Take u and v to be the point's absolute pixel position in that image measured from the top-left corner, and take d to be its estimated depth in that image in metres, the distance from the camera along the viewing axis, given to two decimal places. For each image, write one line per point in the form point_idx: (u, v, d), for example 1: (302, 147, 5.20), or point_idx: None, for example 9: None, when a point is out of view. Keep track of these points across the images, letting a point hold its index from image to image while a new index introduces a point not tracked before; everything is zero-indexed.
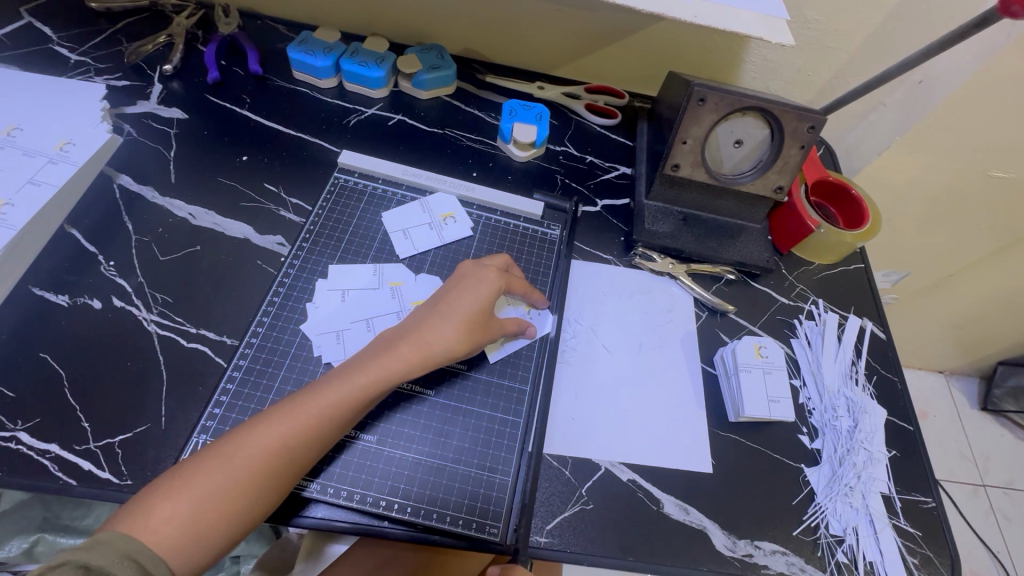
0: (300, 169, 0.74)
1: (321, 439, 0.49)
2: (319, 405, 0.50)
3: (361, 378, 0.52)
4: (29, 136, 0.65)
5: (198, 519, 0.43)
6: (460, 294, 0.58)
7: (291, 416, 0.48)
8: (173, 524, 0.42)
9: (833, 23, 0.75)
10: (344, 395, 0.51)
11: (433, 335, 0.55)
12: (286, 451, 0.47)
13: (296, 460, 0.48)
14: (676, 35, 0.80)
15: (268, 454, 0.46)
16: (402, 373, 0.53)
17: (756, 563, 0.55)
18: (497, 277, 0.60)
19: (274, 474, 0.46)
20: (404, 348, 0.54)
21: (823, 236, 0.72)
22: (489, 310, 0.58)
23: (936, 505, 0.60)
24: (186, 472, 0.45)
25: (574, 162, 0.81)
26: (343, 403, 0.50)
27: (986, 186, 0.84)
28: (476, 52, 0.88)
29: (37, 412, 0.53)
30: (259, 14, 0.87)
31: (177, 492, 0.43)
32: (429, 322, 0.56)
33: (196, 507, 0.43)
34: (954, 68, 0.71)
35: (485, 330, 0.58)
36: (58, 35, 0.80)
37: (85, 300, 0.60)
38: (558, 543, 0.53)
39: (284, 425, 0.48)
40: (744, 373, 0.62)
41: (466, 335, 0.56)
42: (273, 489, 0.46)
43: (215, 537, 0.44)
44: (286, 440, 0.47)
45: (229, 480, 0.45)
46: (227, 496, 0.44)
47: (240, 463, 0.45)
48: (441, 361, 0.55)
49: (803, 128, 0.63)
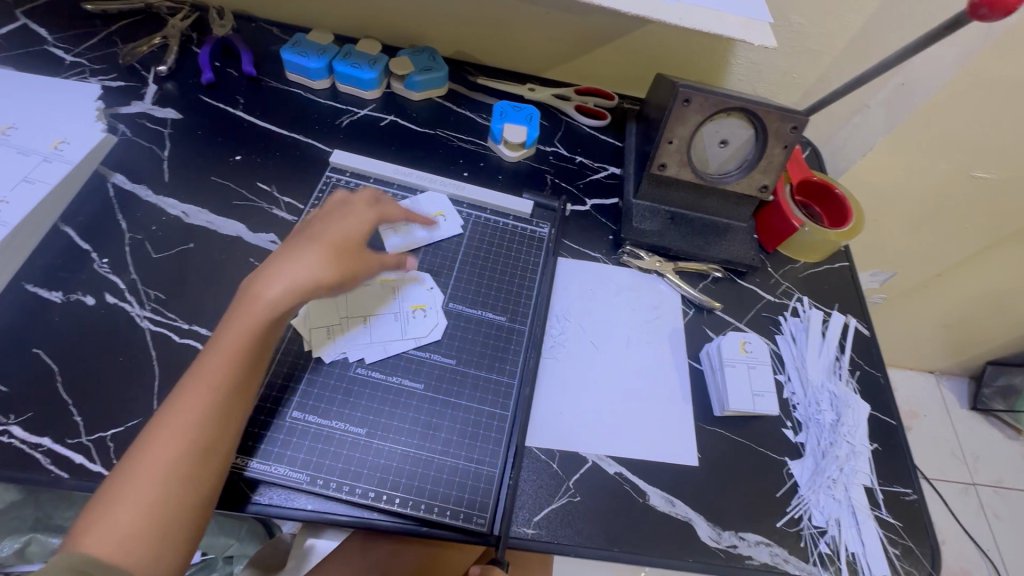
0: (293, 169, 0.75)
1: (222, 407, 0.49)
2: (206, 373, 0.50)
3: (239, 326, 0.52)
4: (23, 135, 0.66)
5: (136, 523, 0.44)
6: (321, 227, 0.59)
7: (191, 395, 0.49)
8: (116, 533, 0.43)
9: (816, 27, 0.77)
10: (222, 356, 0.51)
11: (298, 265, 0.55)
12: (189, 428, 0.47)
13: (206, 434, 0.48)
14: (664, 38, 0.82)
15: (176, 436, 0.47)
16: (276, 308, 0.53)
17: (740, 554, 0.56)
18: (367, 207, 0.63)
19: (188, 454, 0.47)
20: (268, 285, 0.54)
21: (807, 235, 0.74)
22: (352, 235, 0.59)
23: (917, 497, 0.61)
24: (108, 486, 0.45)
25: (564, 162, 0.83)
26: (222, 364, 0.50)
27: (968, 186, 0.85)
28: (467, 54, 0.90)
29: (30, 407, 0.53)
30: (254, 16, 0.89)
31: (105, 507, 0.44)
32: (289, 257, 0.56)
33: (128, 512, 0.44)
34: (933, 70, 0.73)
35: (352, 252, 0.58)
36: (53, 36, 0.81)
37: (79, 296, 0.60)
38: (545, 534, 0.54)
39: (181, 407, 0.48)
40: (729, 368, 0.63)
41: (330, 257, 0.56)
42: (193, 473, 0.46)
43: (163, 534, 0.44)
44: (192, 416, 0.48)
45: (150, 476, 0.45)
46: (153, 492, 0.45)
47: (155, 457, 0.46)
48: (314, 287, 0.55)
49: (786, 129, 0.65)
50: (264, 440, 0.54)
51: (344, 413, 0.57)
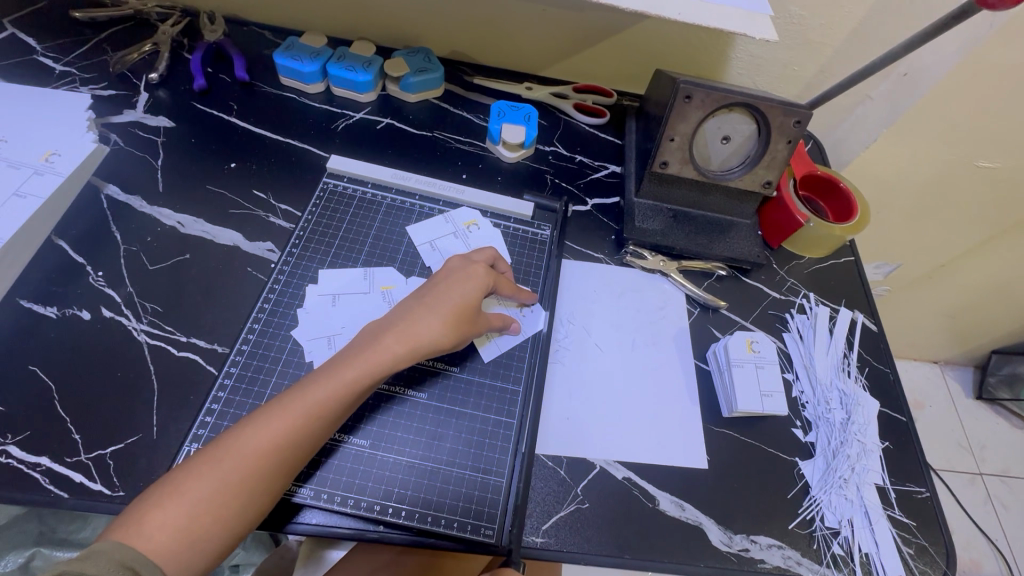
0: (289, 175, 0.74)
1: (313, 440, 0.49)
2: (308, 404, 0.49)
3: (325, 386, 0.50)
4: (14, 148, 0.65)
5: (191, 526, 0.43)
6: (449, 289, 0.58)
7: (281, 417, 0.48)
8: (170, 532, 0.42)
9: (817, 18, 0.75)
10: (332, 392, 0.50)
11: (419, 326, 0.55)
12: (278, 451, 0.47)
13: (288, 461, 0.47)
14: (662, 33, 0.81)
15: (257, 453, 0.46)
16: (387, 366, 0.52)
17: (752, 558, 0.55)
18: (485, 273, 0.60)
19: (269, 475, 0.46)
20: (387, 340, 0.53)
21: (812, 230, 0.72)
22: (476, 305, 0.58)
23: (930, 495, 0.60)
24: (177, 479, 0.44)
25: (564, 162, 0.81)
26: (330, 400, 0.49)
27: (974, 176, 0.84)
28: (462, 54, 0.88)
29: (27, 426, 0.53)
30: (245, 20, 0.87)
31: (168, 500, 0.43)
32: (408, 313, 0.55)
33: (190, 512, 0.43)
34: (938, 60, 0.72)
35: (472, 324, 0.58)
36: (42, 45, 0.80)
37: (74, 311, 0.59)
38: (555, 543, 0.53)
39: (272, 427, 0.47)
40: (737, 368, 0.62)
41: (449, 327, 0.56)
42: (265, 490, 0.46)
43: (212, 543, 0.44)
44: (279, 439, 0.47)
45: (219, 485, 0.44)
46: (217, 501, 0.44)
47: (232, 467, 0.45)
48: (426, 354, 0.55)
49: (790, 123, 0.64)
50: None
51: (348, 424, 0.56)
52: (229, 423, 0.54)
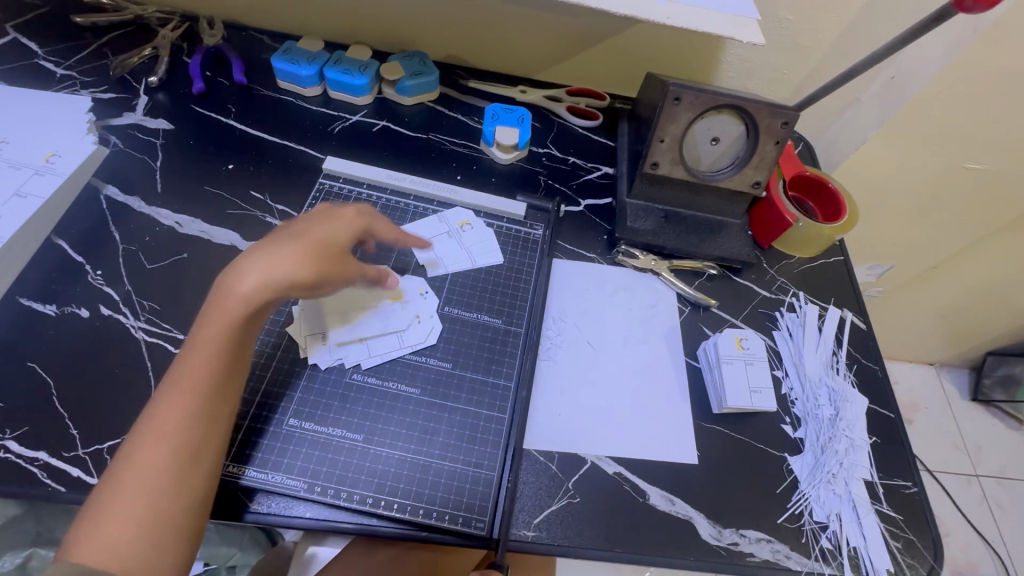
0: (286, 176, 0.75)
1: (206, 408, 0.48)
2: (187, 376, 0.49)
3: (202, 350, 0.49)
4: (15, 149, 0.66)
5: (125, 531, 0.43)
6: (312, 227, 0.56)
7: (169, 399, 0.48)
8: (103, 544, 0.42)
9: (805, 22, 0.77)
10: (202, 356, 0.49)
11: (276, 262, 0.52)
12: (176, 430, 0.46)
13: (194, 436, 0.47)
14: (653, 37, 0.82)
15: (163, 439, 0.46)
16: (248, 308, 0.51)
17: (741, 551, 0.56)
18: (356, 217, 0.59)
19: (181, 453, 0.46)
20: (244, 281, 0.51)
21: (801, 230, 0.74)
22: (343, 238, 0.57)
23: (917, 490, 0.61)
24: (98, 496, 0.44)
25: (557, 163, 0.83)
26: (202, 364, 0.49)
27: (962, 177, 0.86)
28: (458, 58, 0.90)
29: (25, 422, 0.53)
30: (244, 25, 0.89)
31: (92, 516, 0.43)
32: (266, 248, 0.53)
33: (117, 520, 0.43)
34: (924, 63, 0.73)
35: (336, 257, 0.55)
36: (44, 49, 0.81)
37: (73, 309, 0.60)
38: (546, 536, 0.54)
39: (162, 412, 0.47)
40: (726, 364, 0.63)
41: (309, 258, 0.53)
42: (185, 475, 0.46)
43: (156, 542, 0.43)
44: (174, 418, 0.47)
45: (136, 484, 0.44)
46: (141, 500, 0.44)
47: (145, 464, 0.45)
48: (294, 286, 0.52)
49: (777, 125, 0.65)
50: (280, 446, 0.55)
51: (341, 418, 0.57)
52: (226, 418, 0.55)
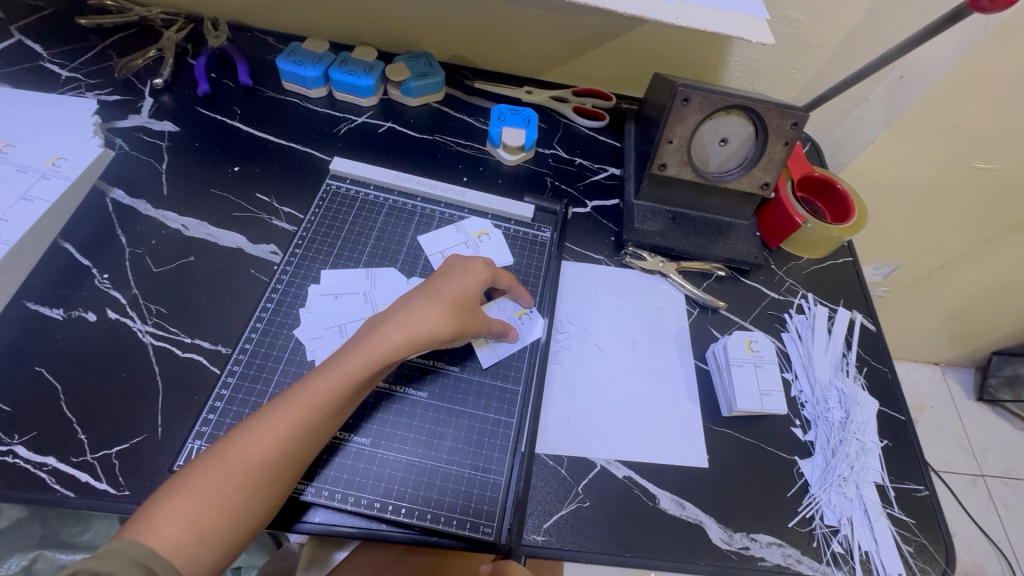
0: (292, 178, 0.74)
1: (314, 434, 0.49)
2: (307, 398, 0.49)
3: (328, 379, 0.50)
4: (22, 152, 0.66)
5: (203, 519, 0.44)
6: (449, 281, 0.58)
7: (284, 410, 0.49)
8: (179, 526, 0.43)
9: (814, 22, 0.76)
10: (334, 385, 0.50)
11: (419, 317, 0.54)
12: (282, 445, 0.47)
13: (293, 453, 0.48)
14: (661, 37, 0.81)
15: (272, 443, 0.47)
16: (388, 356, 0.52)
17: (752, 556, 0.55)
18: (485, 270, 0.60)
19: (272, 468, 0.47)
20: (389, 330, 0.53)
21: (810, 230, 0.73)
22: (474, 297, 0.58)
23: (929, 493, 0.61)
24: (188, 476, 0.45)
25: (563, 164, 0.82)
26: (332, 392, 0.50)
27: (971, 177, 0.85)
28: (463, 59, 0.89)
29: (33, 426, 0.53)
30: (248, 26, 0.88)
31: (181, 495, 0.44)
32: (413, 302, 0.56)
33: (201, 506, 0.44)
34: (934, 63, 0.73)
35: (470, 314, 0.57)
36: (49, 51, 0.81)
37: (80, 313, 0.60)
38: (556, 541, 0.53)
39: (274, 421, 0.48)
40: (736, 367, 0.62)
41: (449, 317, 0.55)
42: (275, 482, 0.47)
43: (222, 537, 0.44)
44: (285, 433, 0.48)
45: (229, 478, 0.45)
46: (228, 495, 0.45)
47: (244, 461, 0.46)
48: (425, 342, 0.54)
49: (787, 125, 0.64)
50: None
51: (348, 422, 0.56)
52: (232, 421, 0.55)
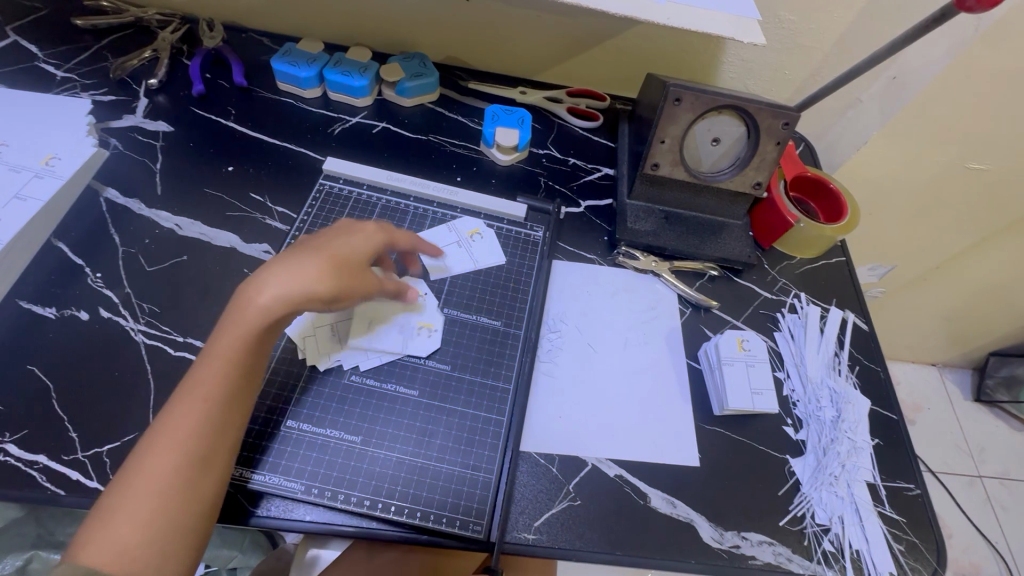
0: (286, 178, 0.75)
1: (221, 418, 0.49)
2: (197, 390, 0.48)
3: (217, 360, 0.50)
4: (16, 152, 0.66)
5: (131, 536, 0.43)
6: (338, 241, 0.57)
7: (179, 410, 0.48)
8: (107, 550, 0.42)
9: (807, 22, 0.76)
10: (217, 366, 0.49)
11: (287, 275, 0.51)
12: (185, 443, 0.47)
13: (200, 447, 0.47)
14: (654, 38, 0.82)
15: (182, 441, 0.47)
16: (261, 321, 0.50)
17: (743, 554, 0.55)
18: (377, 231, 0.59)
19: (192, 466, 0.46)
20: (258, 296, 0.51)
21: (803, 230, 0.73)
22: (359, 249, 0.57)
23: (920, 492, 0.61)
24: (106, 500, 0.44)
25: (557, 164, 0.82)
26: (218, 374, 0.49)
27: (965, 178, 0.85)
28: (458, 60, 0.90)
29: (25, 425, 0.53)
30: (244, 27, 0.89)
31: (104, 519, 0.43)
32: (287, 263, 0.52)
33: (125, 525, 0.43)
34: (926, 63, 0.73)
35: (355, 272, 0.55)
36: (44, 52, 0.81)
37: (73, 312, 0.60)
38: (546, 539, 0.54)
39: (167, 424, 0.47)
40: (727, 366, 0.63)
41: (329, 273, 0.53)
42: (198, 483, 0.46)
43: (167, 541, 0.44)
44: (185, 431, 0.47)
45: (153, 488, 0.45)
46: (149, 507, 0.44)
47: (155, 471, 0.45)
48: (312, 300, 0.52)
49: (778, 125, 0.65)
50: (277, 449, 0.54)
51: (338, 421, 0.57)
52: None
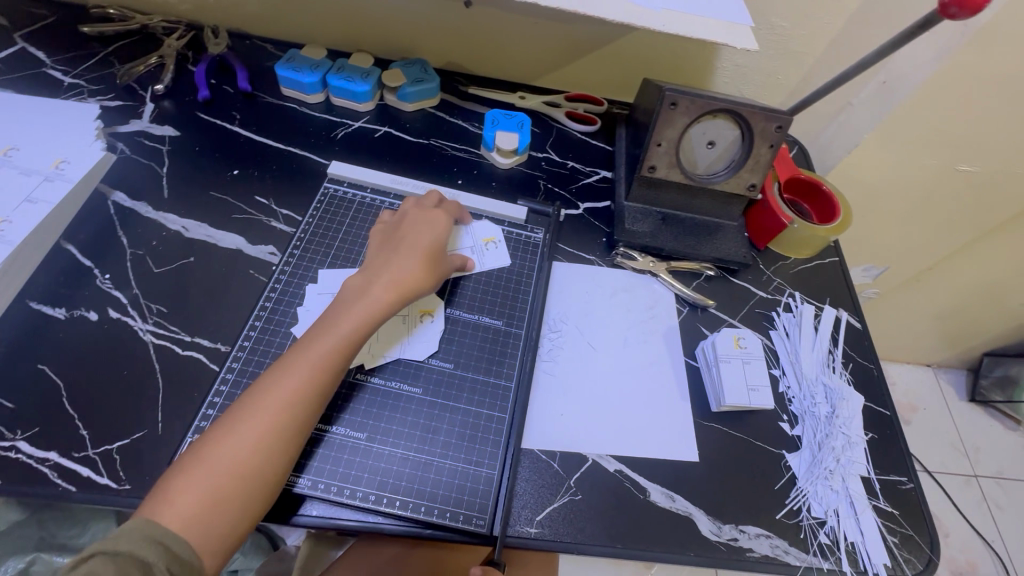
0: (290, 182, 0.76)
1: (318, 396, 0.52)
2: (306, 362, 0.52)
3: (322, 344, 0.54)
4: (26, 156, 0.67)
5: (219, 490, 0.46)
6: (418, 237, 0.64)
7: (285, 378, 0.51)
8: (195, 500, 0.45)
9: (798, 29, 0.78)
10: (330, 345, 0.54)
11: (403, 273, 0.60)
12: (289, 408, 0.50)
13: (300, 417, 0.50)
14: (651, 44, 0.84)
15: (273, 413, 0.49)
16: (379, 311, 0.57)
17: (741, 547, 0.56)
18: (443, 217, 0.67)
19: (281, 436, 0.49)
20: (379, 289, 0.58)
21: (797, 231, 0.75)
22: (443, 248, 0.65)
23: (913, 486, 0.62)
24: (197, 452, 0.47)
25: (556, 167, 0.84)
26: (330, 352, 0.53)
27: (954, 179, 0.87)
28: (458, 65, 0.91)
29: (35, 423, 0.54)
30: (247, 34, 0.90)
31: (197, 469, 0.46)
32: (391, 261, 0.61)
33: (213, 479, 0.46)
34: (915, 68, 0.75)
35: (438, 262, 0.63)
36: (51, 58, 0.82)
37: (82, 312, 0.61)
38: (548, 532, 0.55)
39: (278, 389, 0.50)
40: (724, 363, 0.64)
41: (426, 267, 0.62)
42: (291, 449, 0.49)
43: (240, 507, 0.46)
44: (288, 398, 0.50)
45: (240, 449, 0.47)
46: (244, 463, 0.47)
47: (253, 431, 0.48)
48: (413, 295, 0.60)
49: (771, 129, 0.66)
50: None
51: (345, 417, 0.58)
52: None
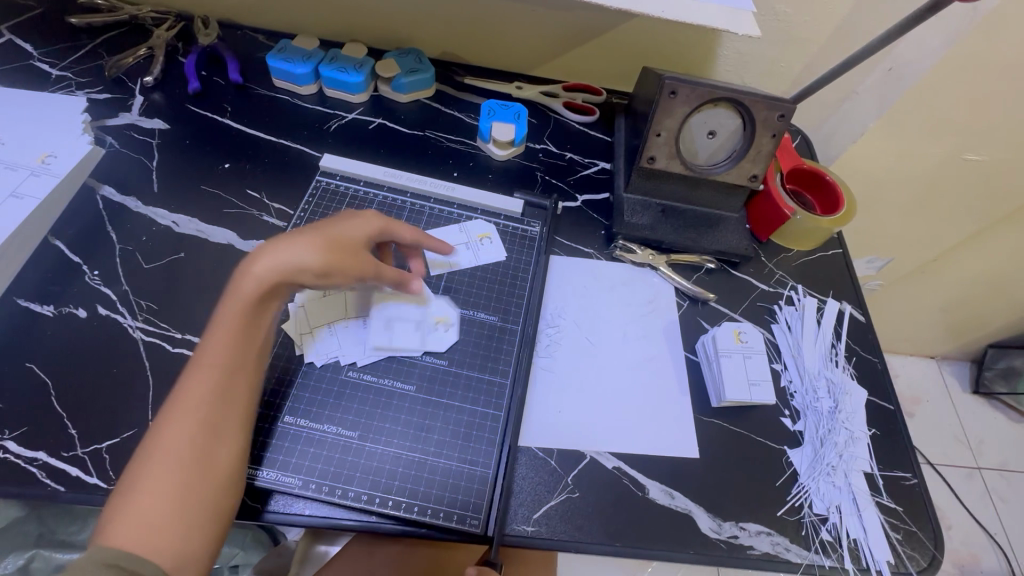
0: (283, 175, 0.75)
1: (228, 397, 0.50)
2: (210, 362, 0.50)
3: (218, 343, 0.51)
4: (11, 150, 0.66)
5: (159, 513, 0.44)
6: (334, 226, 0.58)
7: (193, 390, 0.49)
8: (136, 528, 0.43)
9: (802, 14, 0.76)
10: (221, 343, 0.51)
11: (292, 255, 0.54)
12: (203, 420, 0.48)
13: (216, 424, 0.48)
14: (651, 31, 0.82)
15: (190, 427, 0.47)
16: (251, 302, 0.53)
17: (741, 544, 0.56)
18: (375, 214, 0.60)
19: (207, 448, 0.47)
20: (247, 278, 0.53)
21: (800, 223, 0.73)
22: (360, 238, 0.58)
23: (917, 482, 0.61)
24: (126, 483, 0.45)
25: (554, 159, 0.82)
26: (224, 349, 0.51)
27: (960, 169, 0.85)
28: (454, 55, 0.90)
29: (23, 422, 0.53)
30: (239, 24, 0.89)
31: (128, 500, 0.44)
32: (275, 241, 0.55)
33: (150, 503, 0.44)
34: (921, 55, 0.73)
35: (349, 250, 0.56)
36: (39, 51, 0.81)
37: (70, 309, 0.60)
38: (545, 531, 0.54)
39: (187, 404, 0.49)
40: (725, 358, 0.63)
41: (324, 249, 0.55)
42: (218, 459, 0.48)
43: (186, 525, 0.45)
44: (198, 411, 0.48)
45: (169, 469, 0.46)
46: (176, 483, 0.45)
47: (178, 442, 0.46)
48: (301, 278, 0.54)
49: (774, 117, 0.65)
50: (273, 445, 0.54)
51: (336, 416, 0.57)
52: None
